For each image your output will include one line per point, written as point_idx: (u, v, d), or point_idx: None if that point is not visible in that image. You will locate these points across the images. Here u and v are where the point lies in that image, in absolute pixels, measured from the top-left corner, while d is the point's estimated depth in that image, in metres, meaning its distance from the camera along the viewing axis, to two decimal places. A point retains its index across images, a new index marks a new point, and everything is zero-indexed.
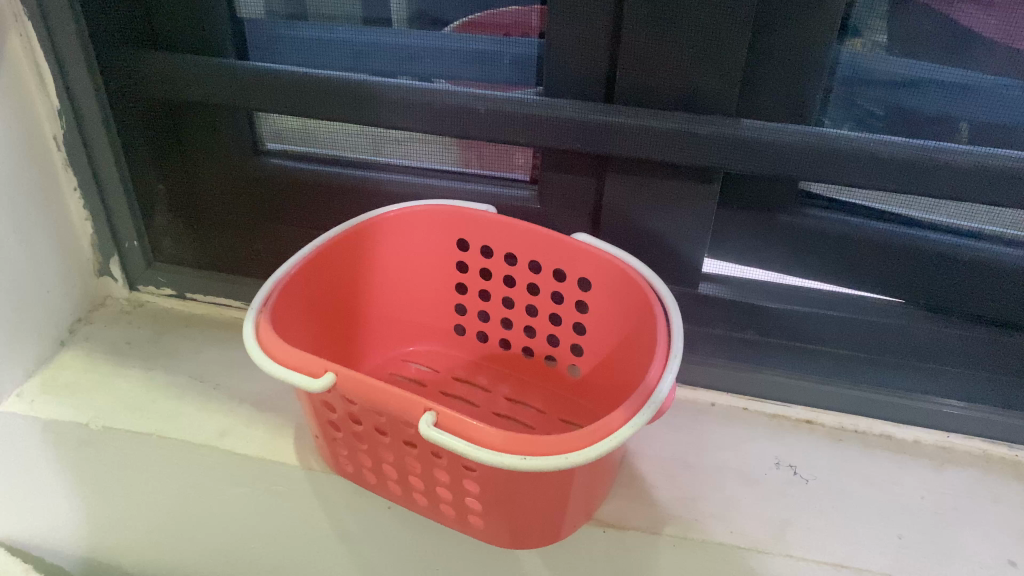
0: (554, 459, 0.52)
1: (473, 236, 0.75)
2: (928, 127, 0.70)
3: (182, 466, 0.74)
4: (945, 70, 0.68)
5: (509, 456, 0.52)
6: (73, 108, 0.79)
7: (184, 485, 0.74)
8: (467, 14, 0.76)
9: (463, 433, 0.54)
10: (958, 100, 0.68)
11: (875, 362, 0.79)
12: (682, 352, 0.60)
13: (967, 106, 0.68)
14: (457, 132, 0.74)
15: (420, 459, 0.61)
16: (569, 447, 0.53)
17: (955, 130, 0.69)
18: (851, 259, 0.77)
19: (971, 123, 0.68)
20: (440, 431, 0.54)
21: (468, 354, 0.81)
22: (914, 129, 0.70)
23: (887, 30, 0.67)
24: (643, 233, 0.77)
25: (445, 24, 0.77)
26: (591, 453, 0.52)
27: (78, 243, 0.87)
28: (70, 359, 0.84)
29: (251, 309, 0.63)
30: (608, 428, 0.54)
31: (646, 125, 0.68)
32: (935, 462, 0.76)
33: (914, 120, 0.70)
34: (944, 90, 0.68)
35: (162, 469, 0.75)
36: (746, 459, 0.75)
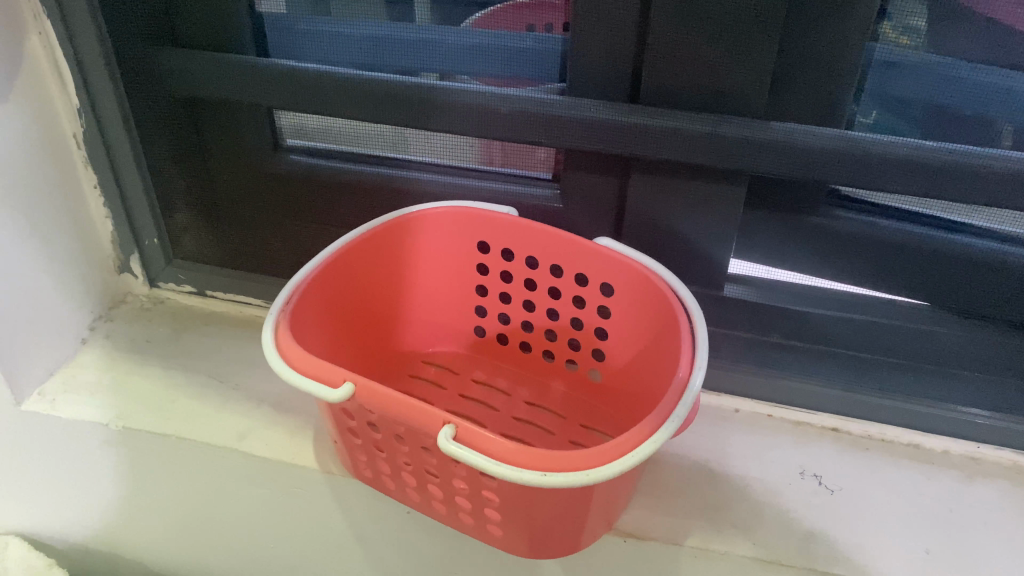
0: (574, 475, 0.52)
1: (494, 238, 0.74)
2: (968, 129, 0.68)
3: (200, 466, 0.74)
4: (983, 69, 0.66)
5: (529, 471, 0.52)
6: (92, 105, 0.79)
7: (206, 479, 0.75)
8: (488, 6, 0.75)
9: (483, 446, 0.53)
10: (1001, 102, 0.66)
11: (902, 367, 0.77)
12: (707, 364, 0.59)
13: (1010, 109, 0.66)
14: (479, 131, 0.73)
15: (438, 467, 0.61)
16: (590, 464, 0.52)
17: (997, 133, 0.67)
18: (880, 262, 0.75)
19: (1013, 126, 0.66)
20: (460, 446, 0.53)
21: (488, 357, 0.81)
22: (949, 129, 0.68)
23: (926, 23, 0.65)
24: (666, 234, 0.76)
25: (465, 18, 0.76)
26: (613, 470, 0.52)
27: (98, 240, 0.86)
28: (90, 358, 0.84)
29: (271, 314, 0.63)
30: (630, 445, 0.53)
31: (672, 126, 0.67)
32: (963, 473, 0.74)
33: (953, 121, 0.68)
34: (985, 92, 0.66)
35: (182, 468, 0.75)
36: (769, 467, 0.74)
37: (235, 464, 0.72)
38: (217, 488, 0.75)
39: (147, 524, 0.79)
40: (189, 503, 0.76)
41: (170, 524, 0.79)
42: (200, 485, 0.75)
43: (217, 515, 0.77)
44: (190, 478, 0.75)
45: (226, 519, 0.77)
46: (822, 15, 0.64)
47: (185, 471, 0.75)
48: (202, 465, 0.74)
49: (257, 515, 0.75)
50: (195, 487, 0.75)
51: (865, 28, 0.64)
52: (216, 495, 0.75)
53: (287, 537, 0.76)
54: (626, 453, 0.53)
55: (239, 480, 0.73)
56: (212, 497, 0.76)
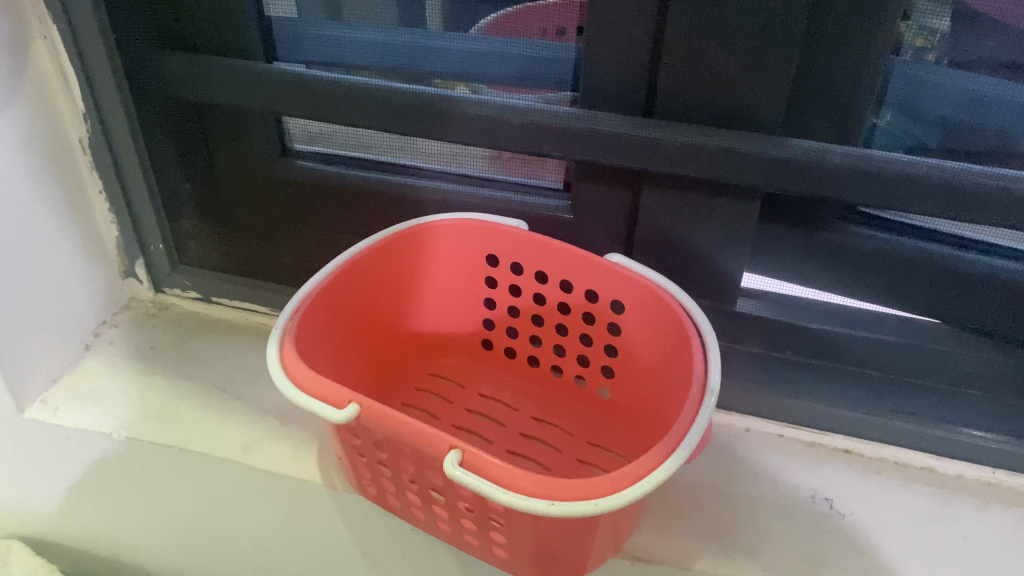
0: (583, 504, 0.50)
1: (503, 251, 0.73)
2: (988, 146, 0.67)
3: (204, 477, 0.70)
4: (1008, 86, 0.64)
5: (536, 500, 0.51)
6: (98, 110, 0.77)
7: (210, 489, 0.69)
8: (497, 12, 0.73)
9: (490, 472, 0.52)
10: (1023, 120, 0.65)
11: (913, 386, 0.77)
12: (719, 389, 0.58)
13: None
14: (490, 143, 0.71)
15: (443, 489, 0.60)
16: (600, 492, 0.51)
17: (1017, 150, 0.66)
18: (897, 280, 0.74)
19: None
20: (466, 472, 0.52)
21: (495, 370, 0.79)
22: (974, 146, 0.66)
23: (947, 37, 0.63)
24: (678, 249, 0.75)
25: (473, 24, 0.74)
26: (622, 500, 0.50)
27: (103, 245, 0.85)
28: (94, 364, 0.83)
29: (276, 329, 0.62)
30: (640, 473, 0.52)
31: (688, 142, 0.65)
32: (979, 500, 0.73)
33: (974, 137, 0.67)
34: (1007, 110, 0.65)
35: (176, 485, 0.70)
36: (780, 490, 0.72)
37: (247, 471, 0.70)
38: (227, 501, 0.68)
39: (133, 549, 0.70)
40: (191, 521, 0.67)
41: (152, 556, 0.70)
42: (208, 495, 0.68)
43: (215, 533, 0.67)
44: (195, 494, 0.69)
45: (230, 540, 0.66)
46: (842, 31, 0.63)
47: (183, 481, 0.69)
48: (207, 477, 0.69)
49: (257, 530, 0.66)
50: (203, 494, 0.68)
51: (884, 44, 0.63)
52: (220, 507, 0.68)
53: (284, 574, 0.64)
54: (635, 481, 0.52)
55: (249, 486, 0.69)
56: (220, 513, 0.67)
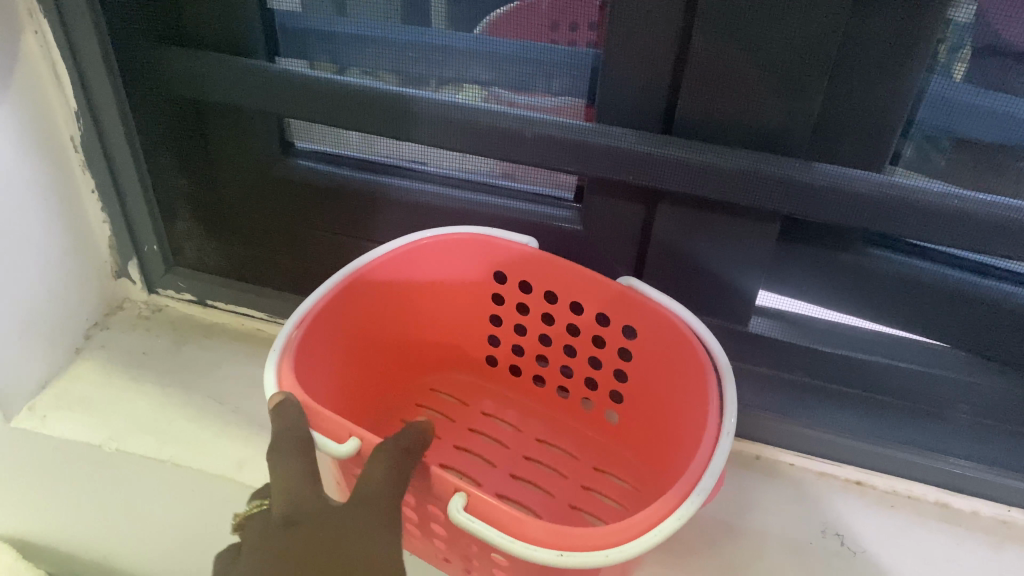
0: (593, 554, 0.48)
1: (513, 269, 0.70)
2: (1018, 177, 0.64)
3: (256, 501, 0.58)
4: None
5: (545, 550, 0.48)
6: (91, 107, 0.74)
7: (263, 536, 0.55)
8: (496, 10, 0.69)
9: (495, 518, 0.50)
10: None
11: (928, 414, 0.75)
12: (735, 430, 0.55)
13: None
14: (501, 154, 0.67)
15: (444, 527, 0.57)
16: (609, 541, 0.48)
17: None
18: (919, 307, 0.71)
19: None
20: (471, 517, 0.50)
21: (499, 387, 0.78)
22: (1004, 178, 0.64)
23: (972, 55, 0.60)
24: (692, 269, 0.72)
25: (473, 25, 0.70)
26: (631, 550, 0.48)
27: (95, 247, 0.83)
28: (85, 369, 0.81)
29: (273, 351, 0.59)
30: (652, 520, 0.49)
31: (710, 164, 0.62)
32: (994, 539, 0.72)
33: (1005, 165, 0.64)
34: None
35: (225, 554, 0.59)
36: (791, 524, 0.72)
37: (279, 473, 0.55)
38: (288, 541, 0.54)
39: (122, 564, 0.67)
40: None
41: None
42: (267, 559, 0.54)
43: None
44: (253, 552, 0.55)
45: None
46: (875, 52, 0.60)
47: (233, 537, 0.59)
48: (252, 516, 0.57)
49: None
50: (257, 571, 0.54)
51: (918, 69, 0.60)
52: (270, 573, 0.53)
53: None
54: (646, 530, 0.49)
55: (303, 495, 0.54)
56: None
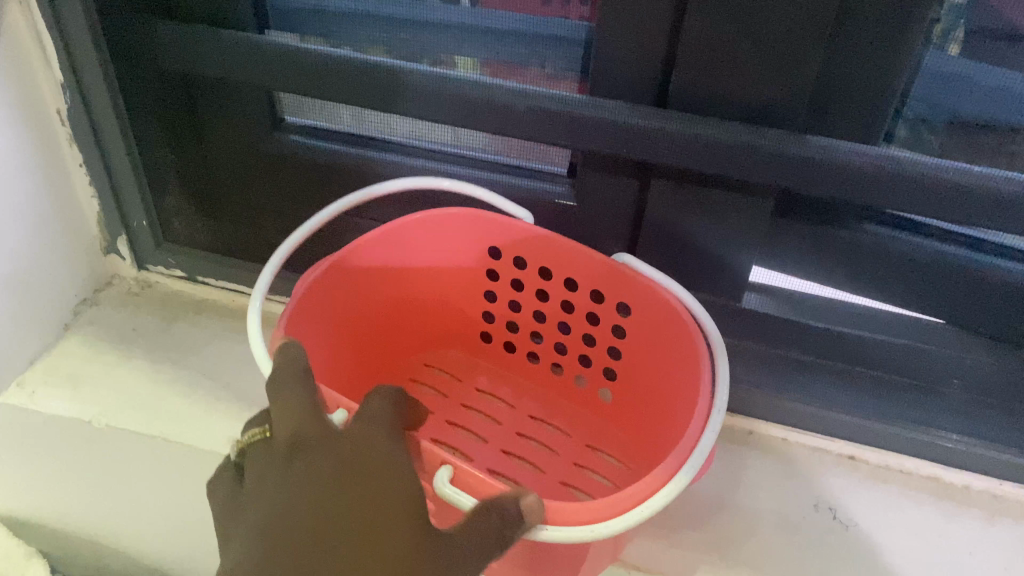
0: (579, 529, 0.48)
1: (508, 244, 0.70)
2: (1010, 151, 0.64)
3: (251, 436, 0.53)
4: None
5: (530, 523, 0.48)
6: (77, 80, 0.73)
7: (267, 473, 0.51)
8: None
9: (481, 491, 0.49)
10: None
11: (920, 389, 0.75)
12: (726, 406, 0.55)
13: None
14: (495, 129, 0.67)
15: (432, 500, 0.57)
16: (595, 517, 0.48)
17: None
18: (913, 282, 0.71)
19: None
20: (457, 490, 0.49)
21: (493, 364, 0.78)
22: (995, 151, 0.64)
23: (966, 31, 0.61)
24: (684, 245, 0.72)
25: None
26: (617, 526, 0.48)
27: (83, 223, 0.82)
28: (74, 346, 0.81)
29: (256, 295, 0.58)
30: (640, 496, 0.49)
31: (706, 137, 0.61)
32: (986, 513, 0.72)
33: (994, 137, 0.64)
34: None
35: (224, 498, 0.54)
36: (784, 500, 0.72)
37: (283, 406, 0.52)
38: (293, 471, 0.49)
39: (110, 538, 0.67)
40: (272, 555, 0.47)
41: (133, 556, 0.66)
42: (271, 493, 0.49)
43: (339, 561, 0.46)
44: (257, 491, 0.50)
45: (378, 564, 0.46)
46: (873, 25, 0.59)
47: (232, 479, 0.54)
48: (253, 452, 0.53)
49: (399, 515, 0.47)
50: (263, 508, 0.49)
51: (914, 42, 0.60)
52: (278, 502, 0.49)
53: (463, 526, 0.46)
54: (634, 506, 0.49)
55: (305, 421, 0.50)
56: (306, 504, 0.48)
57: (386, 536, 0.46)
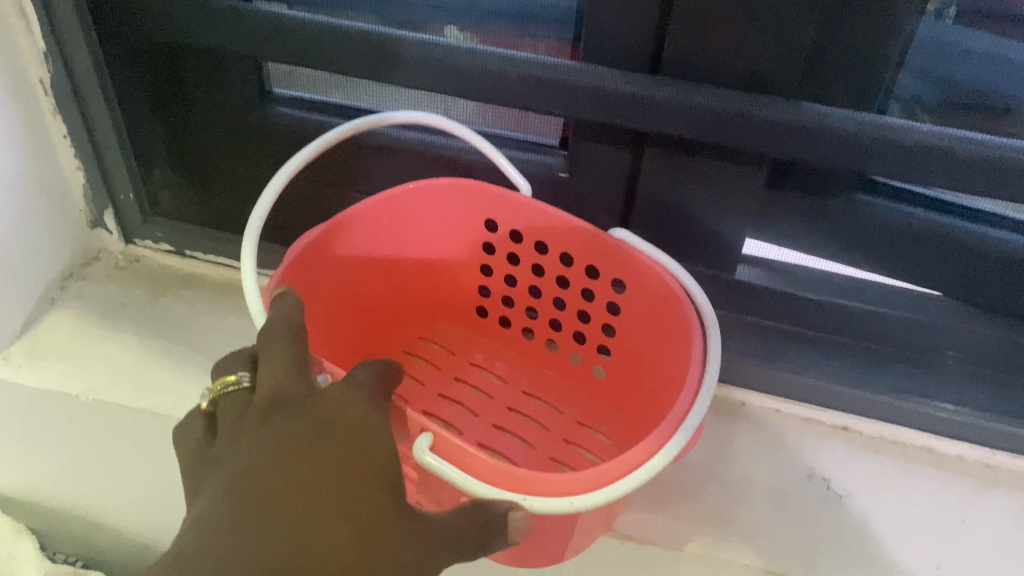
0: (559, 501, 0.47)
1: (502, 218, 0.69)
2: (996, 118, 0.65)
3: (224, 384, 0.47)
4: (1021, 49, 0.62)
5: (510, 493, 0.47)
6: (60, 48, 0.71)
7: (239, 427, 0.44)
8: None
9: (464, 462, 0.49)
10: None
11: (901, 358, 0.76)
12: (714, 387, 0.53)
13: None
14: (484, 97, 0.65)
15: (418, 470, 0.56)
16: (577, 489, 0.48)
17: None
18: (905, 252, 0.71)
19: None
20: (436, 458, 0.49)
21: (488, 338, 0.77)
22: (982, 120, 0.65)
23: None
24: (677, 216, 0.71)
25: None
26: (599, 497, 0.47)
27: (69, 196, 0.80)
28: (60, 320, 0.80)
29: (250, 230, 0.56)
30: (623, 468, 0.48)
31: (698, 104, 0.60)
32: (979, 483, 0.72)
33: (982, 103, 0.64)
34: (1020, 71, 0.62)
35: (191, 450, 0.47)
36: (775, 471, 0.71)
37: (264, 357, 0.47)
38: (270, 422, 0.43)
39: (99, 512, 0.67)
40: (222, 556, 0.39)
41: (124, 531, 0.66)
42: (240, 446, 0.43)
43: (313, 534, 0.40)
44: (227, 444, 0.44)
45: (358, 534, 0.40)
46: None
47: (199, 428, 0.48)
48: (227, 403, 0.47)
49: (382, 479, 0.42)
50: (228, 466, 0.42)
51: (906, 10, 0.59)
52: (247, 458, 0.42)
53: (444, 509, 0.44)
54: (618, 478, 0.48)
55: (290, 373, 0.45)
56: (277, 464, 0.41)
57: (363, 504, 0.41)
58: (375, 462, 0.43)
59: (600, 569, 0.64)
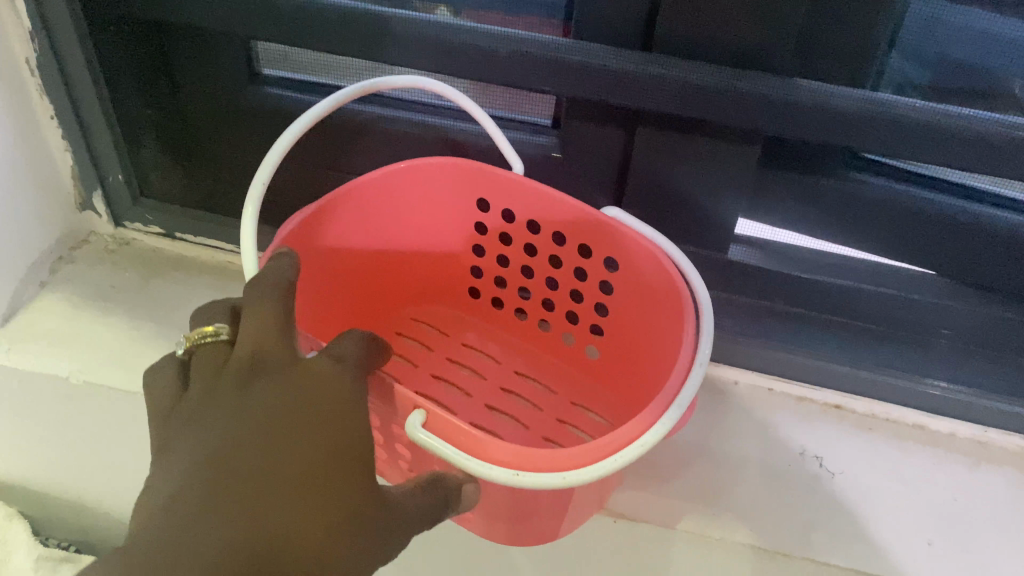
0: (551, 476, 0.47)
1: (495, 198, 0.68)
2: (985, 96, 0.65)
3: (201, 334, 0.45)
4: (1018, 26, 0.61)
5: (501, 469, 0.47)
6: (46, 29, 0.70)
7: (218, 384, 0.43)
8: None
9: (455, 438, 0.49)
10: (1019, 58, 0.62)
11: (891, 336, 0.76)
12: (706, 360, 0.53)
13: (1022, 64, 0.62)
14: (476, 76, 0.65)
15: (409, 448, 0.56)
16: (567, 465, 0.47)
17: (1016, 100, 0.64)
18: (897, 230, 0.71)
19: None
20: (429, 434, 0.49)
21: (480, 319, 0.77)
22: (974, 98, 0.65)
23: None
24: (671, 195, 0.70)
25: None
26: (591, 473, 0.47)
27: (57, 178, 0.79)
28: (50, 303, 0.80)
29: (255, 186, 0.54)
30: (616, 444, 0.48)
31: (690, 81, 0.60)
32: (971, 460, 0.72)
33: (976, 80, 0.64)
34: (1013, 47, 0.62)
35: (156, 399, 0.45)
36: (768, 448, 0.72)
37: (249, 312, 0.44)
38: (251, 390, 0.42)
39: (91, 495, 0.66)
40: (193, 521, 0.37)
41: (119, 515, 0.66)
42: (217, 411, 0.41)
43: (288, 510, 0.39)
44: (202, 403, 0.42)
45: (332, 516, 0.40)
46: None
47: (170, 376, 0.45)
48: (203, 354, 0.45)
49: (357, 464, 0.42)
50: (203, 429, 0.40)
51: None
52: (225, 426, 0.40)
53: (407, 497, 0.45)
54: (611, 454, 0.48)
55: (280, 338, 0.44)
56: (257, 437, 0.40)
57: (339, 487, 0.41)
58: (352, 446, 0.42)
59: (592, 547, 0.64)
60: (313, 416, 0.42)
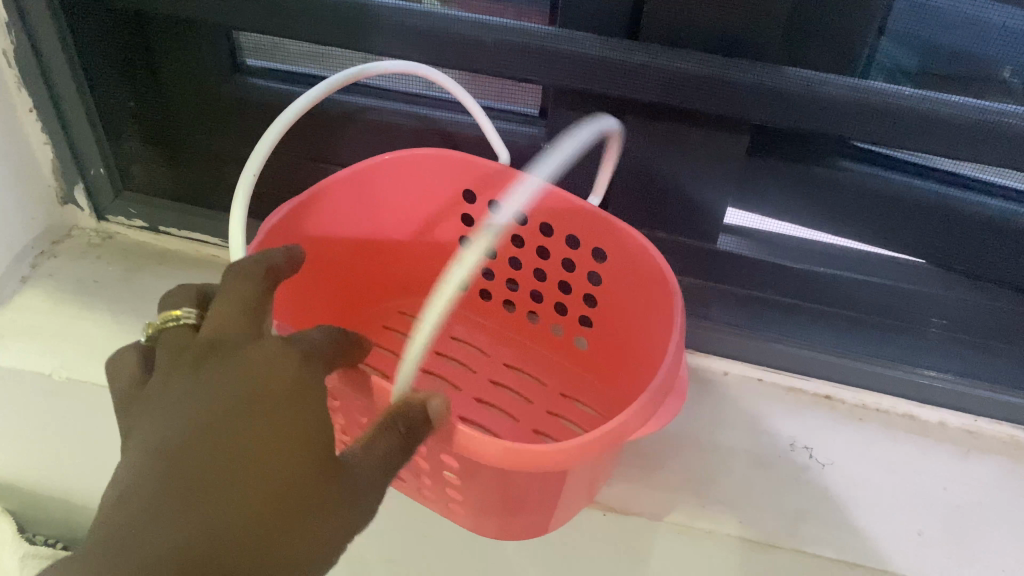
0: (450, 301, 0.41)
1: (483, 189, 0.67)
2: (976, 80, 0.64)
3: (164, 318, 0.44)
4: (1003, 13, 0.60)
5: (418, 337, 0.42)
6: (22, 18, 0.69)
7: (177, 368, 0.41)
8: None
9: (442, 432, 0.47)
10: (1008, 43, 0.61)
11: (881, 325, 0.76)
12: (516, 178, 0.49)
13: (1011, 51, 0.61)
14: (460, 65, 0.64)
15: None
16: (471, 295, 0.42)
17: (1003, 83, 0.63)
18: (885, 219, 0.71)
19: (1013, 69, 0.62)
20: None
21: (468, 312, 0.77)
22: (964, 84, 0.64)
23: None
24: (659, 185, 0.70)
25: None
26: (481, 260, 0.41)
27: (37, 169, 0.79)
28: (31, 298, 0.79)
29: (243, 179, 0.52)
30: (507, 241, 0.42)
31: (676, 70, 0.59)
32: (960, 449, 0.72)
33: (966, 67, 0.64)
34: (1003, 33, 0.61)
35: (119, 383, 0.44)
36: (757, 439, 0.71)
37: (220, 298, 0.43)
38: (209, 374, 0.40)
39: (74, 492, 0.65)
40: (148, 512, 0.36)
41: None
42: (171, 399, 0.40)
43: (235, 497, 0.37)
44: (161, 389, 0.41)
45: (286, 496, 0.38)
46: None
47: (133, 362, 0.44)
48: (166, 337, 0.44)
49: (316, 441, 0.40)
50: (158, 418, 0.39)
51: None
52: (178, 415, 0.39)
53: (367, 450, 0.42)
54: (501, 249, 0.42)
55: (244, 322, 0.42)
56: (206, 422, 0.39)
57: (292, 468, 0.38)
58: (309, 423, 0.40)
59: (581, 540, 0.63)
60: (266, 395, 0.40)
